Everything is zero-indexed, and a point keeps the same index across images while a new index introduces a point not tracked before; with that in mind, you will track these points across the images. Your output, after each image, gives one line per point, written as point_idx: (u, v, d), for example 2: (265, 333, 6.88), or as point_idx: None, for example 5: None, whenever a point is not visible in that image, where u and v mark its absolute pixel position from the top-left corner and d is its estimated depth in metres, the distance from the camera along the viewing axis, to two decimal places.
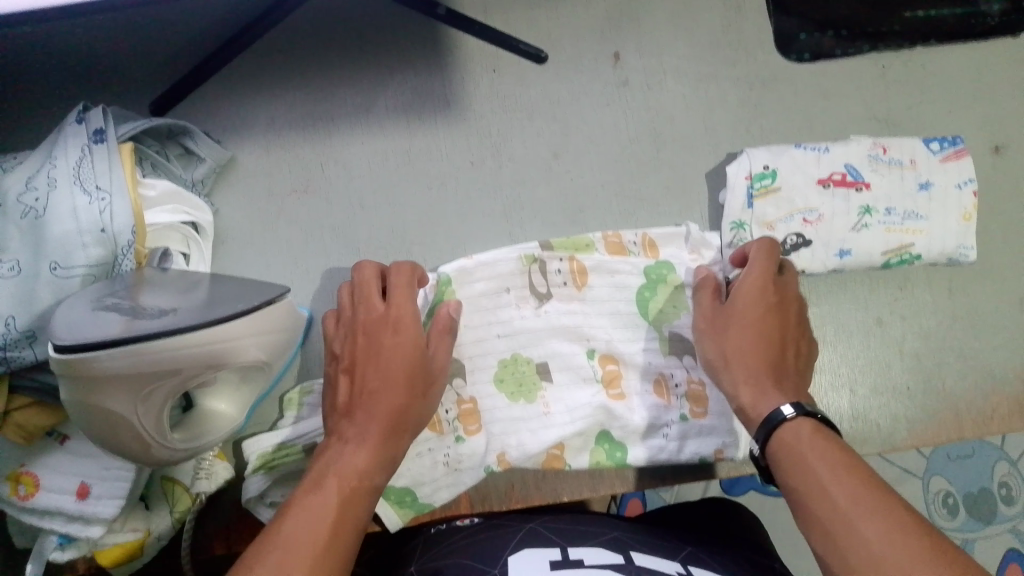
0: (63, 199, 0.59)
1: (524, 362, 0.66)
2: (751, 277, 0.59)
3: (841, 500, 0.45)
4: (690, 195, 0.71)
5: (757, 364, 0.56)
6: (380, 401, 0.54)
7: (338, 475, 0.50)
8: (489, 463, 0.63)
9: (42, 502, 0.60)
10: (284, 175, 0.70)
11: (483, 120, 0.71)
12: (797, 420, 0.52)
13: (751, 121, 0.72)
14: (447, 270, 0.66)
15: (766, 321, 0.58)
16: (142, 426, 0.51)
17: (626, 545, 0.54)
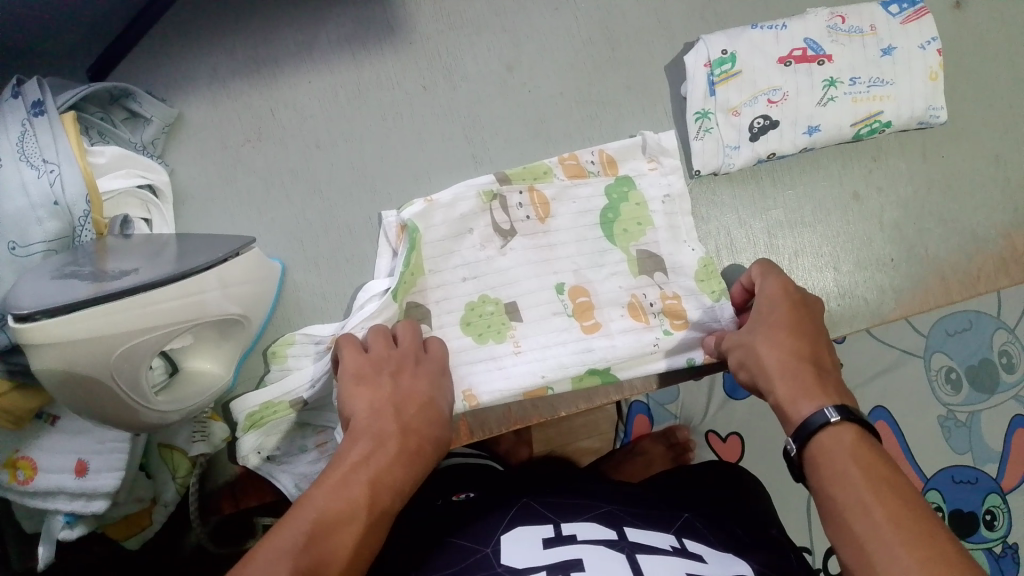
0: (10, 175, 0.57)
1: (492, 302, 0.64)
2: (771, 287, 0.58)
3: (885, 508, 0.43)
4: (651, 91, 0.69)
5: (798, 361, 0.53)
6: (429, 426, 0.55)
7: (367, 487, 0.48)
8: (455, 402, 0.61)
9: (42, 484, 0.60)
10: (234, 125, 0.68)
11: (430, 42, 0.69)
12: (842, 425, 0.48)
13: (704, 6, 0.70)
14: (409, 215, 0.62)
15: (801, 322, 0.55)
16: (120, 390, 0.50)
17: (618, 519, 0.58)
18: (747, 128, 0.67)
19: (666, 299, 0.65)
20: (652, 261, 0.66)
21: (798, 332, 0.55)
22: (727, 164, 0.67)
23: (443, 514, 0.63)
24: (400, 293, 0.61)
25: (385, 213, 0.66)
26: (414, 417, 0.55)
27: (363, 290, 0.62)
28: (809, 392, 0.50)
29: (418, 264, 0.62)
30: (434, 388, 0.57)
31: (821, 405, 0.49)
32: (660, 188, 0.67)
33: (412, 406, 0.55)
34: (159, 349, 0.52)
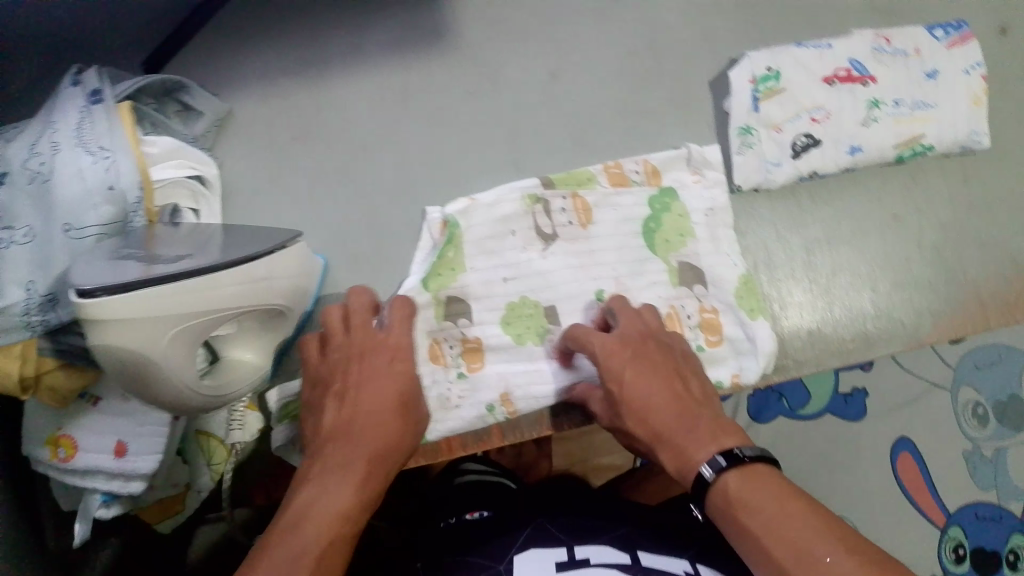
0: (67, 161, 0.58)
1: (532, 304, 0.65)
2: (608, 345, 0.58)
3: (784, 550, 0.47)
4: (694, 105, 0.70)
5: (670, 422, 0.54)
6: (378, 435, 0.54)
7: (317, 517, 0.50)
8: (490, 402, 0.62)
9: (82, 463, 0.61)
10: (281, 123, 0.69)
11: (476, 49, 0.70)
12: (722, 478, 0.50)
13: (749, 24, 0.71)
14: (450, 212, 0.64)
15: (636, 385, 0.56)
16: (180, 376, 0.50)
17: (632, 542, 0.61)
18: (790, 145, 0.67)
19: (703, 313, 0.65)
20: (693, 272, 0.66)
21: (632, 386, 0.56)
22: (768, 180, 0.68)
23: (457, 531, 0.66)
24: (432, 284, 0.62)
25: (427, 209, 0.66)
26: (371, 420, 0.55)
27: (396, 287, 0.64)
28: (683, 451, 0.53)
29: (456, 261, 0.63)
30: (380, 387, 0.56)
31: (704, 462, 0.51)
32: (703, 202, 0.67)
33: (353, 419, 0.55)
34: (205, 334, 0.51)
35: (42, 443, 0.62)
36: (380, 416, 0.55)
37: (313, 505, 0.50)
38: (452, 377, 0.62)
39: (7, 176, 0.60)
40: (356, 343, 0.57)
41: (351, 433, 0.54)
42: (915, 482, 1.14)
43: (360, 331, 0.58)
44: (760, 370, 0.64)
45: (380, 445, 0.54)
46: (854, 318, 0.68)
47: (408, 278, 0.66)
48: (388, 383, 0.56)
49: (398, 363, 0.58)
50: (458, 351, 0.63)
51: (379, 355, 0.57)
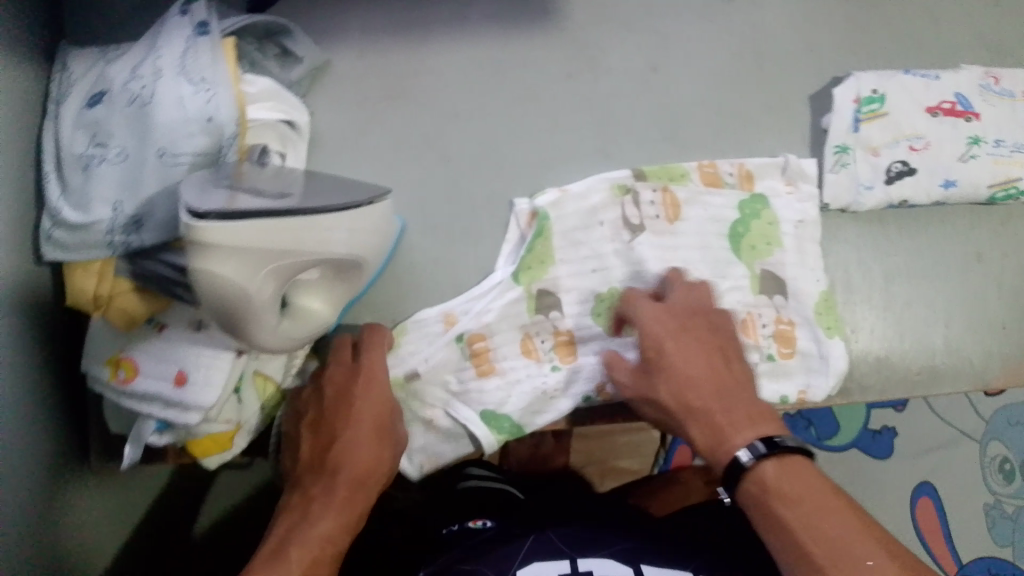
0: (168, 89, 0.58)
1: (620, 297, 0.67)
2: (654, 313, 0.61)
3: (821, 546, 0.49)
4: (793, 117, 0.69)
5: (703, 398, 0.56)
6: (355, 466, 0.59)
7: (298, 546, 0.54)
8: (590, 394, 0.66)
9: (141, 387, 0.61)
10: (375, 80, 0.68)
11: (580, 31, 0.69)
12: (760, 465, 0.52)
13: (858, 44, 0.70)
14: (543, 202, 0.66)
15: (680, 363, 0.57)
16: (262, 315, 0.49)
17: (636, 554, 0.62)
18: (884, 170, 0.67)
19: (779, 324, 0.66)
20: (774, 282, 0.67)
21: (674, 364, 0.58)
22: (857, 203, 0.67)
23: (454, 542, 0.67)
24: (523, 278, 0.66)
25: (518, 201, 0.67)
26: (355, 455, 0.59)
27: (485, 278, 0.67)
28: (716, 429, 0.54)
29: (546, 252, 0.66)
30: (361, 418, 0.60)
31: (744, 441, 0.53)
32: (793, 212, 0.68)
33: (333, 455, 0.59)
34: (288, 277, 0.51)
35: (103, 363, 0.62)
36: (364, 451, 0.59)
37: (309, 523, 0.56)
38: (547, 370, 0.66)
39: (106, 95, 0.60)
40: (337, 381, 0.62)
41: (332, 465, 0.59)
42: (931, 530, 1.11)
43: (341, 365, 0.62)
44: (826, 391, 0.66)
45: (356, 479, 0.59)
46: (923, 351, 0.68)
47: (496, 267, 0.68)
48: (368, 414, 0.60)
49: (380, 394, 0.61)
50: (551, 344, 0.67)
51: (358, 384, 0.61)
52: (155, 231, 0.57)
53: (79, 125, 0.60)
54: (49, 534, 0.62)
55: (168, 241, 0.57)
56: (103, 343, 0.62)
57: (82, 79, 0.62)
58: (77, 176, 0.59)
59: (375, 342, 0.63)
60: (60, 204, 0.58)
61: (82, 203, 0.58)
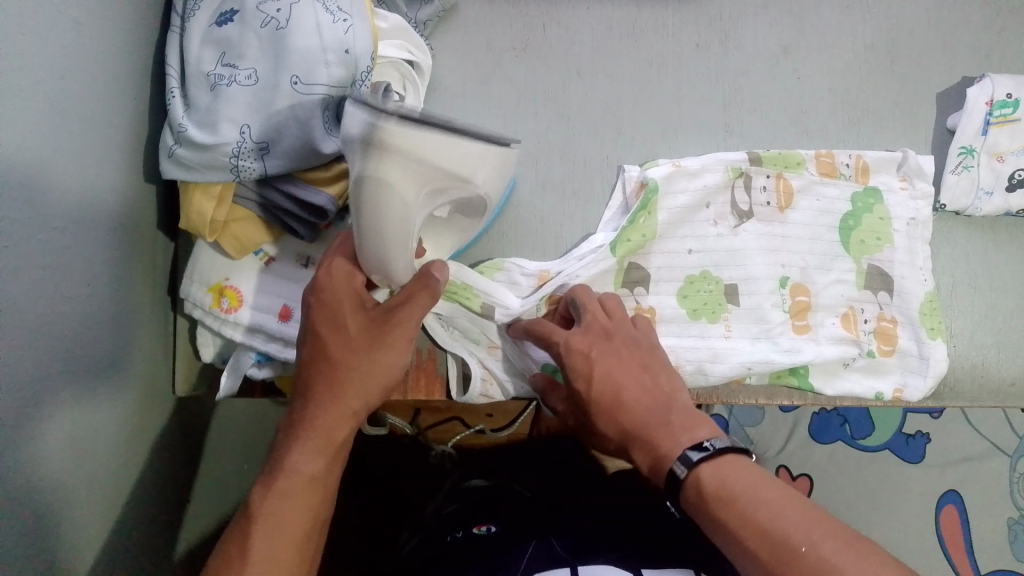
0: (306, 14, 0.57)
1: (712, 281, 0.65)
2: (572, 341, 0.57)
3: (762, 540, 0.44)
4: (919, 113, 0.68)
5: (643, 416, 0.54)
6: (319, 381, 0.52)
7: (265, 495, 0.50)
8: None
9: (246, 318, 0.60)
10: (505, 29, 0.68)
11: (715, 3, 0.69)
12: (691, 476, 0.49)
13: (993, 45, 0.69)
14: (655, 177, 0.64)
15: (602, 377, 0.56)
16: (405, 236, 0.47)
17: (637, 560, 0.59)
18: (1007, 177, 0.66)
19: (881, 320, 0.66)
20: (880, 278, 0.66)
21: (602, 386, 0.56)
22: (974, 208, 0.67)
23: (462, 548, 0.66)
24: (620, 250, 0.63)
25: (627, 167, 0.66)
26: (320, 378, 0.52)
27: (584, 241, 0.64)
28: (650, 445, 0.53)
29: (648, 227, 0.64)
30: (320, 328, 0.52)
31: (681, 449, 0.51)
32: (906, 210, 0.67)
33: (308, 382, 0.52)
34: (434, 202, 0.49)
35: (204, 289, 0.60)
36: (327, 364, 0.52)
37: (281, 452, 0.51)
38: None
39: (238, 14, 0.58)
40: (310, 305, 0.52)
41: (303, 381, 0.52)
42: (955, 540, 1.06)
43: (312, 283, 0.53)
44: (920, 394, 0.65)
45: (324, 393, 0.51)
46: (1020, 362, 0.67)
47: (594, 232, 0.66)
48: (324, 318, 0.52)
49: (336, 296, 0.51)
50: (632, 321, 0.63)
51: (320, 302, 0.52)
52: (279, 159, 0.57)
53: (205, 43, 0.59)
54: (98, 486, 0.54)
55: (292, 170, 0.58)
56: (205, 269, 0.60)
57: None
58: (203, 95, 0.58)
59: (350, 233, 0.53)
60: (185, 122, 0.57)
61: (208, 123, 0.57)
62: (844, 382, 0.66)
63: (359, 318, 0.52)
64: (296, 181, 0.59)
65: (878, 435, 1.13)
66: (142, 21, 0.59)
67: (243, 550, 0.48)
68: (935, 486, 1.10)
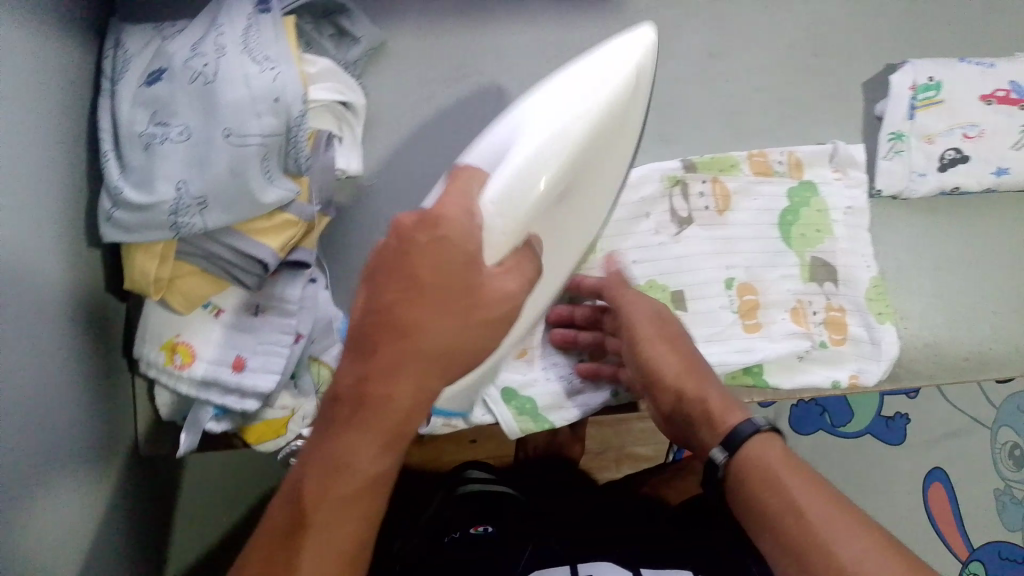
0: (234, 66, 0.57)
1: (660, 289, 0.65)
2: (641, 317, 0.59)
3: (800, 523, 0.43)
4: (847, 104, 0.70)
5: (676, 398, 0.54)
6: (406, 355, 0.38)
7: (311, 494, 0.39)
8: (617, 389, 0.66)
9: (199, 372, 0.60)
10: (437, 61, 0.68)
11: (641, 14, 0.69)
12: (764, 439, 0.48)
13: (914, 31, 0.71)
14: None
15: (659, 352, 0.57)
16: (577, 138, 0.46)
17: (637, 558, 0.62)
18: (938, 157, 0.67)
19: (830, 310, 0.67)
20: (826, 269, 0.67)
21: (670, 351, 0.57)
22: (910, 190, 0.68)
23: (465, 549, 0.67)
24: None
25: None
26: (390, 365, 0.38)
27: None
28: (709, 412, 0.52)
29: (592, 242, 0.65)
30: (412, 281, 0.38)
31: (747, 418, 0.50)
32: (843, 200, 0.68)
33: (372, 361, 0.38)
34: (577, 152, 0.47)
35: (156, 348, 0.61)
36: (419, 337, 0.38)
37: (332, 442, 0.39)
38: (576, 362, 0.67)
39: (166, 71, 0.59)
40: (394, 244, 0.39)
41: (366, 345, 0.38)
42: (944, 514, 1.09)
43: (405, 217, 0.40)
44: (877, 378, 0.66)
45: (403, 370, 0.38)
46: (970, 337, 0.68)
47: None
48: (422, 267, 0.38)
49: (443, 249, 0.39)
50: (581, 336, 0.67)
51: (416, 245, 0.39)
52: (218, 212, 0.57)
53: (136, 104, 0.59)
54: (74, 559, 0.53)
55: (231, 223, 0.58)
56: (155, 329, 0.61)
57: (138, 58, 0.61)
58: (137, 156, 0.57)
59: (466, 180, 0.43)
60: (121, 184, 0.56)
61: (144, 182, 0.56)
62: (805, 375, 0.66)
63: (465, 276, 0.39)
64: (239, 234, 0.59)
65: (858, 419, 1.12)
66: (70, 87, 0.59)
67: (287, 558, 0.39)
68: (918, 465, 1.11)
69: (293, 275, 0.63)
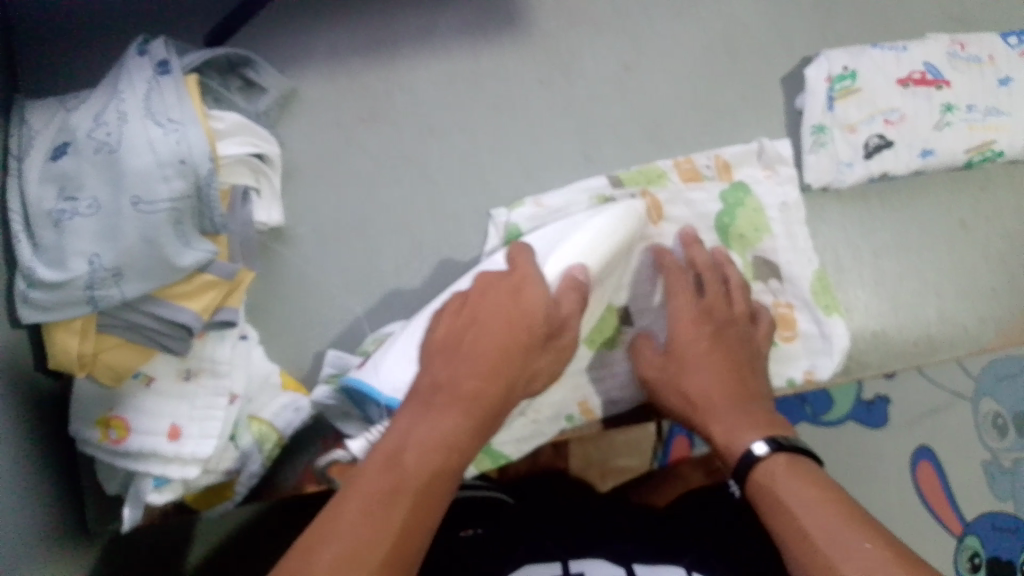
0: (136, 131, 0.56)
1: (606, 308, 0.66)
2: (690, 314, 0.62)
3: (815, 531, 0.49)
4: (766, 102, 0.70)
5: (725, 402, 0.59)
6: (496, 365, 0.55)
7: (415, 448, 0.50)
8: (572, 413, 0.65)
9: (135, 445, 0.59)
10: (349, 103, 0.68)
11: (550, 35, 0.69)
12: (773, 457, 0.55)
13: (825, 22, 0.71)
14: (519, 220, 0.66)
15: (704, 362, 0.61)
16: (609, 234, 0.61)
17: (627, 554, 0.65)
18: (863, 146, 0.67)
19: (779, 307, 0.67)
20: (768, 267, 0.67)
21: (720, 357, 0.61)
22: (839, 181, 0.68)
23: (455, 544, 0.69)
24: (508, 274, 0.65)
25: (495, 212, 0.67)
26: (486, 347, 0.56)
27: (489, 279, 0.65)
28: (731, 428, 0.58)
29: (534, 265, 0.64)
30: (504, 310, 0.57)
31: (757, 440, 0.56)
32: (776, 196, 0.68)
33: (470, 345, 0.56)
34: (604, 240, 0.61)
35: (90, 425, 0.60)
36: (506, 350, 0.56)
37: (428, 408, 0.53)
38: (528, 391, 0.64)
39: (70, 145, 0.57)
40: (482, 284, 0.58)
41: (462, 351, 0.56)
42: (936, 492, 1.08)
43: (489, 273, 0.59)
44: (831, 371, 0.66)
45: (487, 375, 0.55)
46: (918, 322, 0.68)
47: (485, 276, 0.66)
48: (510, 310, 0.57)
49: (528, 286, 0.58)
50: None
51: (509, 292, 0.58)
52: (136, 282, 0.56)
53: (42, 178, 0.56)
54: None
55: (149, 292, 0.57)
56: (88, 405, 0.60)
57: (42, 131, 0.59)
58: (49, 233, 0.55)
59: (520, 268, 0.58)
60: (34, 263, 0.55)
61: (57, 259, 0.54)
62: None
63: (544, 312, 0.57)
64: (159, 301, 0.58)
65: (840, 408, 1.11)
66: None
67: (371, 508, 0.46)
68: (903, 446, 1.10)
69: (220, 335, 0.63)
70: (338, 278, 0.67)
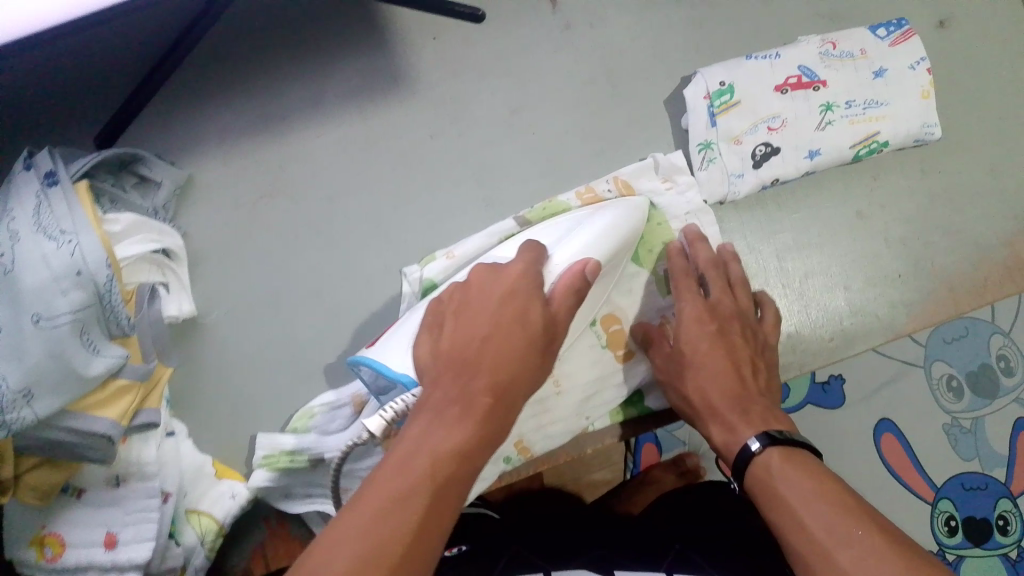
0: (29, 248, 0.55)
1: None
2: (697, 309, 0.61)
3: (818, 524, 0.47)
4: (654, 125, 0.71)
5: (725, 400, 0.57)
6: (498, 378, 0.47)
7: (428, 451, 0.42)
8: (511, 455, 0.63)
9: (72, 559, 0.60)
10: (248, 182, 0.69)
11: (435, 88, 0.71)
12: (766, 453, 0.53)
13: (700, 38, 0.73)
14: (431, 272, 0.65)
15: (709, 356, 0.59)
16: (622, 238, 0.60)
17: (609, 563, 0.63)
18: (750, 155, 0.69)
19: None
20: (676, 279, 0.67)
21: (724, 353, 0.60)
22: (733, 192, 0.70)
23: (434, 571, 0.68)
24: None
25: (406, 269, 0.66)
26: (493, 341, 0.48)
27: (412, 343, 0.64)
28: (731, 427, 0.56)
29: None
30: (499, 306, 0.50)
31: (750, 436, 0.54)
32: (680, 206, 0.69)
33: (473, 345, 0.48)
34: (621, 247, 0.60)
35: (26, 545, 0.60)
36: (507, 353, 0.48)
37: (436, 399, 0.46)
38: None
39: None
40: (474, 282, 0.52)
41: (467, 357, 0.48)
42: (902, 462, 1.10)
43: (481, 271, 0.53)
44: None
45: (498, 369, 0.47)
46: (830, 318, 0.69)
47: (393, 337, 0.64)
48: (507, 305, 0.50)
49: (524, 292, 0.51)
50: None
51: (502, 291, 0.51)
52: (47, 399, 0.54)
53: None
54: None
55: (65, 406, 0.56)
56: (22, 526, 0.60)
57: None
58: None
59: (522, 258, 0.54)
60: None
61: None
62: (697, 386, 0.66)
63: (543, 319, 0.50)
64: (72, 414, 0.56)
65: (795, 393, 1.10)
66: None
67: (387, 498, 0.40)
68: (863, 422, 1.11)
69: (144, 437, 0.62)
70: (258, 358, 0.67)
